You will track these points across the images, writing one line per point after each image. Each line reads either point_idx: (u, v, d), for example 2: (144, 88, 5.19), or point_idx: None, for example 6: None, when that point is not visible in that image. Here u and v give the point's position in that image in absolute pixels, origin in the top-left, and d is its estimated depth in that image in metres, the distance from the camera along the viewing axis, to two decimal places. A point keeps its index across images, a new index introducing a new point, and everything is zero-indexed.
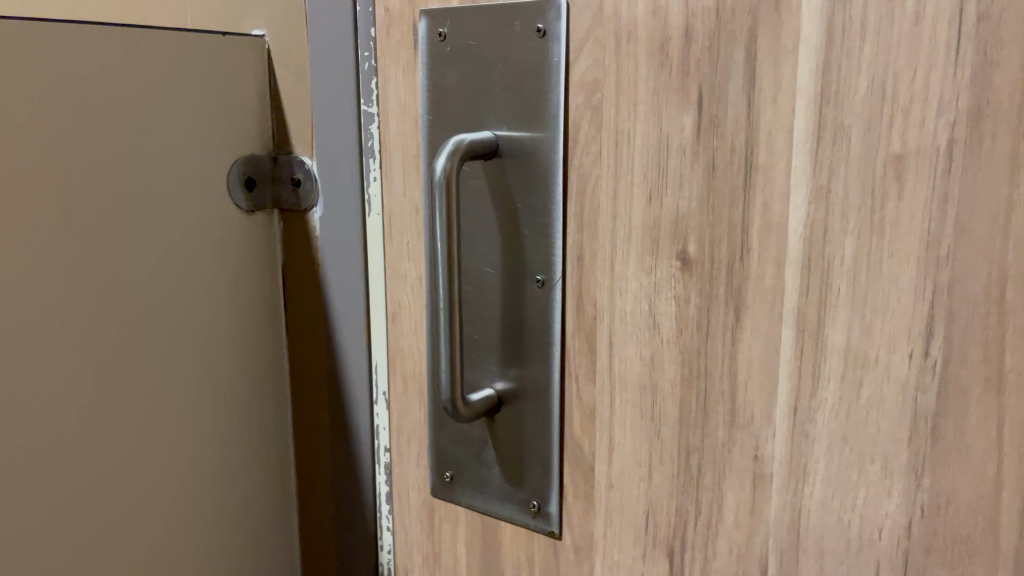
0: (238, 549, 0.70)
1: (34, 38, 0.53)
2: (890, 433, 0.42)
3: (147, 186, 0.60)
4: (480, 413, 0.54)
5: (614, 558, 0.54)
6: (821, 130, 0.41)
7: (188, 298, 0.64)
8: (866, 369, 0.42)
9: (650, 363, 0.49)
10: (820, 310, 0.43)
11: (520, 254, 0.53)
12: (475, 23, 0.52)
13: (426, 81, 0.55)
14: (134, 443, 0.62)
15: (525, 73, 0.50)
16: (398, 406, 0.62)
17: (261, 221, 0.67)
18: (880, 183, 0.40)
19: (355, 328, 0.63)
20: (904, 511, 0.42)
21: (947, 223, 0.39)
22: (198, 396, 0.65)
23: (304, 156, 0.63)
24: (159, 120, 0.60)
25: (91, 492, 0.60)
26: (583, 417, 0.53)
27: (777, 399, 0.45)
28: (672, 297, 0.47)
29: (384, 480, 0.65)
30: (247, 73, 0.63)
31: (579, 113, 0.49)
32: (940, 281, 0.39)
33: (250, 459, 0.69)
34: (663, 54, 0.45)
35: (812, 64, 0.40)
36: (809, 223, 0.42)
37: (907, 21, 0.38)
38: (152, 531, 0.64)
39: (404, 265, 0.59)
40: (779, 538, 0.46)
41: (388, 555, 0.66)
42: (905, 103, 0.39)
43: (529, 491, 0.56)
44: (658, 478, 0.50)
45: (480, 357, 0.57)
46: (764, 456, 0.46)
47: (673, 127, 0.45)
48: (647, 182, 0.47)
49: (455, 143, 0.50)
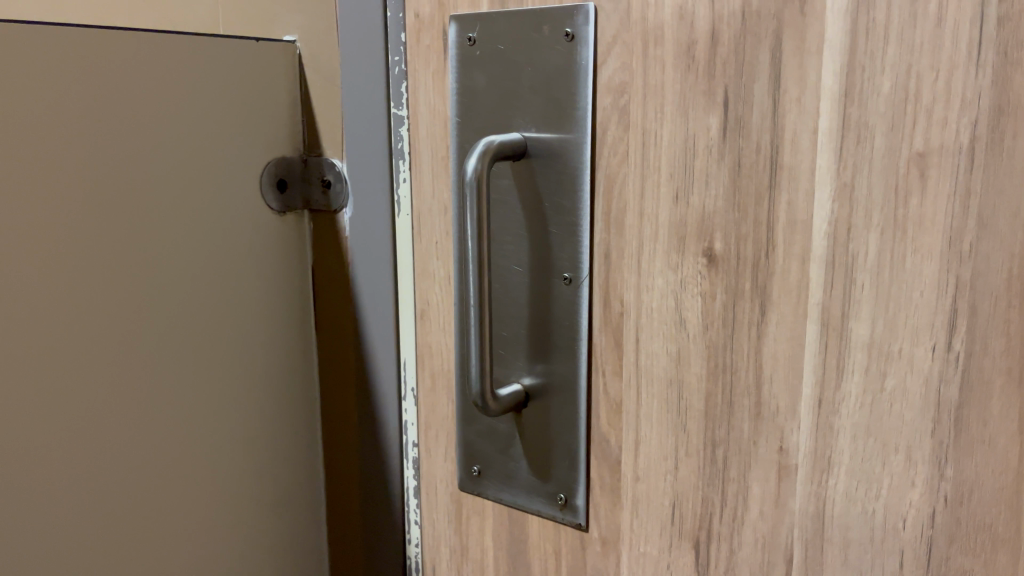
0: (269, 543, 0.71)
1: (79, 44, 0.55)
2: (914, 425, 0.43)
3: (185, 187, 0.62)
4: (509, 407, 0.56)
5: (641, 549, 0.55)
6: (845, 129, 0.42)
7: (218, 296, 0.65)
8: (889, 362, 0.43)
9: (676, 358, 0.50)
10: (844, 305, 0.44)
11: (547, 253, 0.54)
12: (504, 28, 0.53)
13: (455, 84, 0.56)
14: (165, 438, 0.63)
15: (553, 76, 0.52)
16: (426, 402, 0.64)
17: (292, 222, 0.69)
18: (904, 181, 0.41)
19: (384, 326, 0.64)
20: (927, 500, 0.43)
21: (969, 219, 0.40)
22: (231, 393, 0.67)
23: (334, 158, 0.65)
24: (195, 123, 0.62)
25: (124, 486, 0.61)
26: (610, 411, 0.54)
27: (801, 392, 0.46)
28: (698, 293, 0.49)
29: (412, 474, 0.66)
30: (279, 77, 0.65)
31: (607, 115, 0.50)
32: (962, 276, 0.40)
33: (280, 455, 0.71)
34: (689, 57, 0.46)
35: (837, 66, 0.42)
36: (833, 220, 0.43)
37: (929, 24, 0.39)
38: (183, 524, 0.65)
39: (432, 264, 0.60)
40: (804, 529, 0.48)
41: (416, 549, 0.67)
42: (928, 104, 0.40)
43: (556, 485, 0.58)
44: (684, 471, 0.52)
45: (508, 353, 0.58)
46: (789, 448, 0.47)
47: (699, 127, 0.47)
48: (673, 182, 0.48)
49: (485, 144, 0.51)
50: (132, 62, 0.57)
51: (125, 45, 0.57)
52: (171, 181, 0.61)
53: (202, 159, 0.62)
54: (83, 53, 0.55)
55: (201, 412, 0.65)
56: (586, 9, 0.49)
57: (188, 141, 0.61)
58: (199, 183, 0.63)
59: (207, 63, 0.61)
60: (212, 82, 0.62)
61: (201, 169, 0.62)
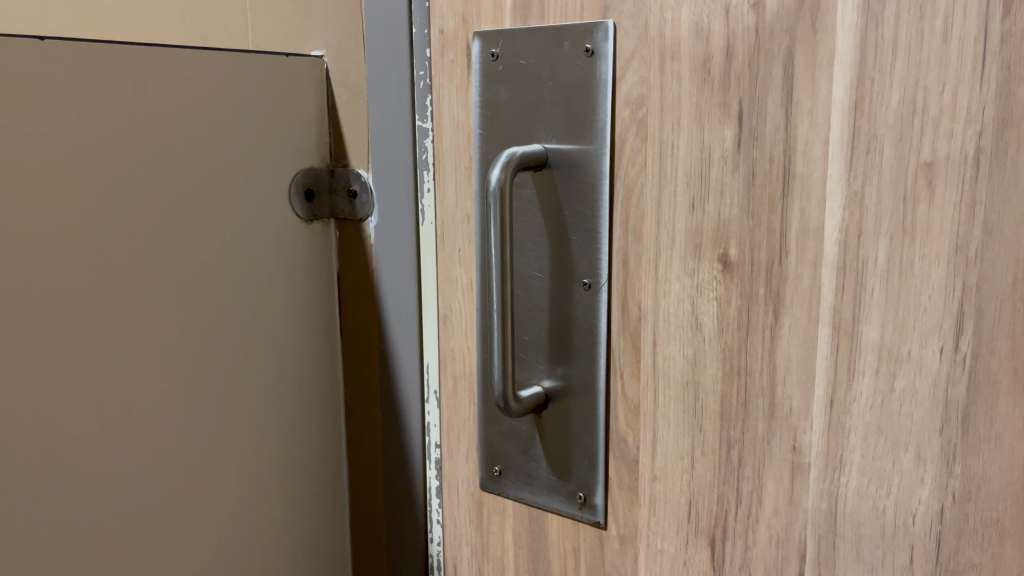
0: (295, 541, 0.74)
1: (120, 62, 0.57)
2: (924, 424, 0.45)
3: (217, 198, 0.64)
4: (530, 409, 0.58)
5: (658, 547, 0.57)
6: (855, 141, 0.44)
7: (246, 302, 0.67)
8: (899, 363, 0.45)
9: (692, 360, 0.52)
10: (854, 309, 0.46)
11: (567, 259, 0.56)
12: (526, 43, 0.55)
13: (479, 97, 0.58)
14: (195, 439, 0.65)
15: (574, 89, 0.54)
16: (449, 404, 0.66)
17: (319, 230, 0.71)
18: (912, 190, 0.43)
19: (408, 330, 0.66)
20: (937, 496, 0.45)
21: (975, 225, 0.42)
22: (259, 396, 0.69)
23: (361, 168, 0.67)
24: (227, 136, 0.64)
25: (157, 486, 0.63)
26: (627, 413, 0.56)
27: (814, 392, 0.48)
28: (714, 298, 0.51)
29: (434, 474, 0.68)
30: (307, 91, 0.68)
31: (625, 127, 0.52)
32: (969, 280, 0.42)
33: (306, 455, 0.73)
34: (706, 72, 0.48)
35: (847, 80, 0.44)
36: (844, 227, 0.45)
37: (935, 40, 0.41)
38: (213, 523, 0.67)
39: (455, 270, 0.62)
40: (817, 525, 0.49)
41: (437, 547, 0.69)
42: (935, 116, 0.42)
43: (576, 484, 0.60)
44: (701, 469, 0.53)
45: (529, 356, 0.60)
46: (802, 447, 0.49)
47: (715, 139, 0.49)
48: (689, 191, 0.50)
49: (508, 155, 0.53)
50: (163, 75, 0.60)
51: (161, 63, 0.59)
52: (202, 190, 0.63)
53: (232, 170, 0.65)
54: (117, 68, 0.57)
55: (229, 414, 0.67)
56: (605, 25, 0.52)
57: (218, 152, 0.64)
58: (229, 192, 0.65)
59: (235, 75, 0.64)
60: (240, 94, 0.64)
61: (230, 178, 0.65)
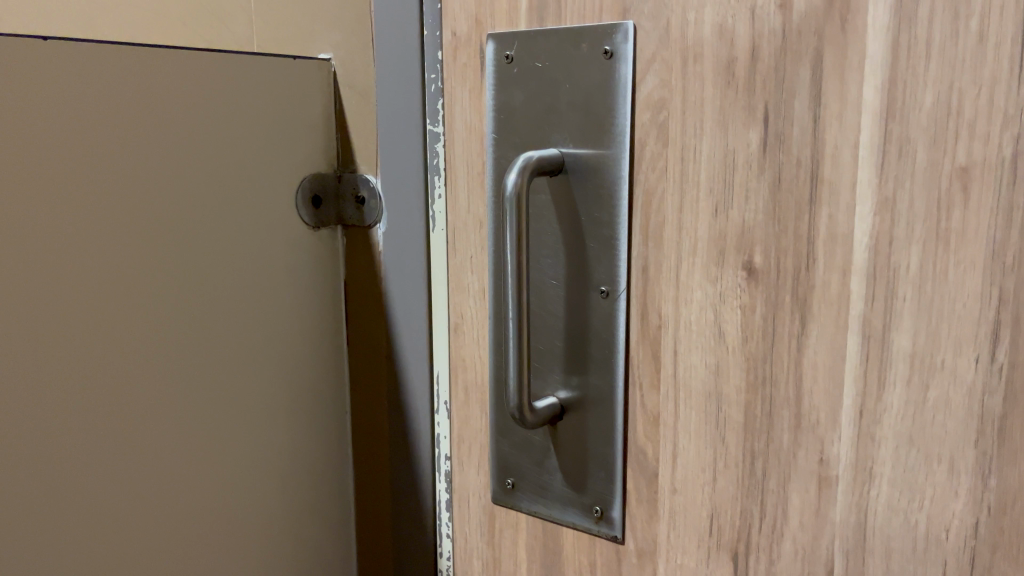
0: (302, 553, 0.72)
1: (126, 64, 0.56)
2: (957, 435, 0.43)
3: (222, 202, 0.63)
4: (546, 420, 0.56)
5: (678, 561, 0.55)
6: (886, 144, 0.43)
7: (249, 310, 0.66)
8: (932, 373, 0.44)
9: (714, 369, 0.51)
10: (886, 316, 0.44)
11: (585, 267, 0.55)
12: (542, 44, 0.54)
13: (493, 101, 0.57)
14: (199, 450, 0.64)
15: (592, 92, 0.53)
16: (460, 415, 0.64)
17: (326, 237, 0.70)
18: (946, 195, 0.42)
19: (418, 339, 0.65)
20: (971, 511, 0.44)
21: (1012, 232, 0.40)
22: (263, 406, 0.68)
23: (369, 174, 0.66)
24: (232, 141, 0.63)
25: (159, 499, 0.61)
26: (647, 424, 0.55)
27: (842, 403, 0.47)
28: (738, 306, 0.49)
29: (444, 487, 0.67)
30: (314, 96, 0.66)
31: (645, 130, 0.51)
32: (1006, 288, 0.41)
33: (312, 466, 0.72)
34: (729, 74, 0.47)
35: (878, 81, 0.43)
36: (875, 234, 0.44)
37: (971, 41, 0.40)
38: (218, 535, 0.66)
39: (467, 278, 0.61)
40: (845, 540, 0.48)
41: (447, 562, 0.68)
42: (970, 118, 0.41)
43: (593, 497, 0.58)
44: (722, 482, 0.52)
45: (544, 366, 0.58)
46: (830, 459, 0.48)
47: (739, 143, 0.47)
48: (713, 197, 0.49)
49: (525, 159, 0.52)
50: (170, 79, 0.58)
51: (167, 65, 0.58)
52: (207, 195, 0.62)
53: (237, 175, 0.63)
54: (124, 69, 0.56)
55: (231, 421, 0.66)
56: (625, 27, 0.50)
57: (223, 158, 0.62)
58: (234, 198, 0.63)
59: (241, 79, 0.62)
60: (245, 95, 0.63)
61: (235, 184, 0.63)
